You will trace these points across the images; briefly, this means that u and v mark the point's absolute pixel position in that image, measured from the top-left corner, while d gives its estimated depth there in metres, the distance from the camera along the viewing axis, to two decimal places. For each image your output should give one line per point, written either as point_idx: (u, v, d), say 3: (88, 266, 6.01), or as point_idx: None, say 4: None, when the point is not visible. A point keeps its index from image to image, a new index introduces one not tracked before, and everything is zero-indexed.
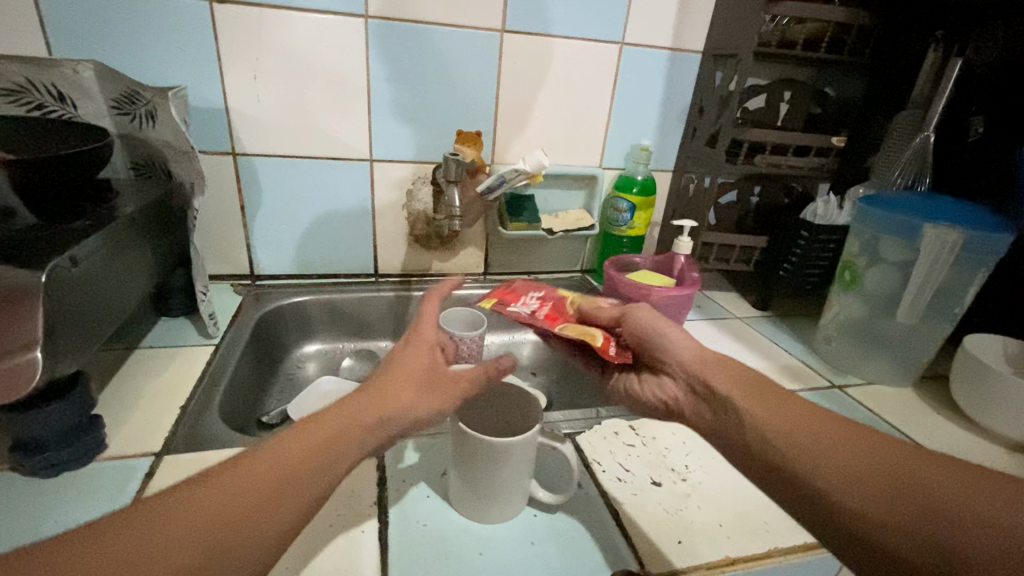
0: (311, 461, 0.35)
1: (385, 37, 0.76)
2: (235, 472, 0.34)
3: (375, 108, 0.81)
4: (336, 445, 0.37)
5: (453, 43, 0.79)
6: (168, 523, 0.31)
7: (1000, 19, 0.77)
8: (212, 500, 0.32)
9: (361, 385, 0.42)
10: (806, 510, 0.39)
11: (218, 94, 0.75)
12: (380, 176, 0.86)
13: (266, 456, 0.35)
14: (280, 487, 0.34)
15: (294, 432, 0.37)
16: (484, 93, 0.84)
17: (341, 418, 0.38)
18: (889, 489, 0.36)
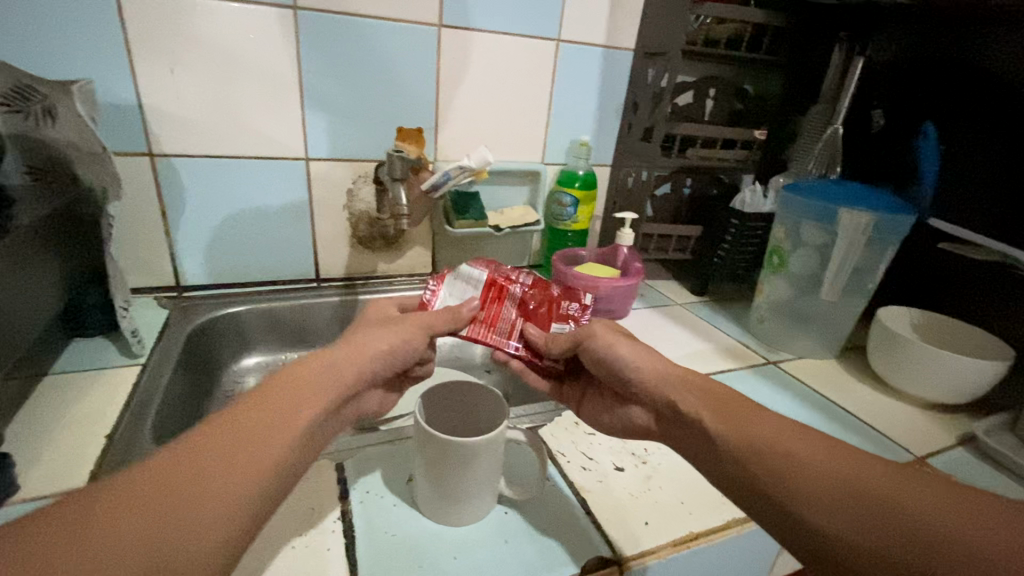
0: (256, 455, 0.34)
1: (316, 30, 0.73)
2: (149, 479, 0.31)
3: (311, 106, 0.77)
4: (274, 434, 0.36)
5: (391, 36, 0.77)
6: (98, 537, 0.28)
7: (895, 22, 0.86)
8: (144, 506, 0.30)
9: (303, 389, 0.41)
10: (762, 501, 0.40)
11: (132, 90, 0.69)
12: (318, 176, 0.82)
13: (199, 454, 0.33)
14: (222, 484, 0.32)
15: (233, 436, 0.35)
16: (424, 89, 0.82)
17: (280, 409, 0.38)
18: (855, 503, 0.35)
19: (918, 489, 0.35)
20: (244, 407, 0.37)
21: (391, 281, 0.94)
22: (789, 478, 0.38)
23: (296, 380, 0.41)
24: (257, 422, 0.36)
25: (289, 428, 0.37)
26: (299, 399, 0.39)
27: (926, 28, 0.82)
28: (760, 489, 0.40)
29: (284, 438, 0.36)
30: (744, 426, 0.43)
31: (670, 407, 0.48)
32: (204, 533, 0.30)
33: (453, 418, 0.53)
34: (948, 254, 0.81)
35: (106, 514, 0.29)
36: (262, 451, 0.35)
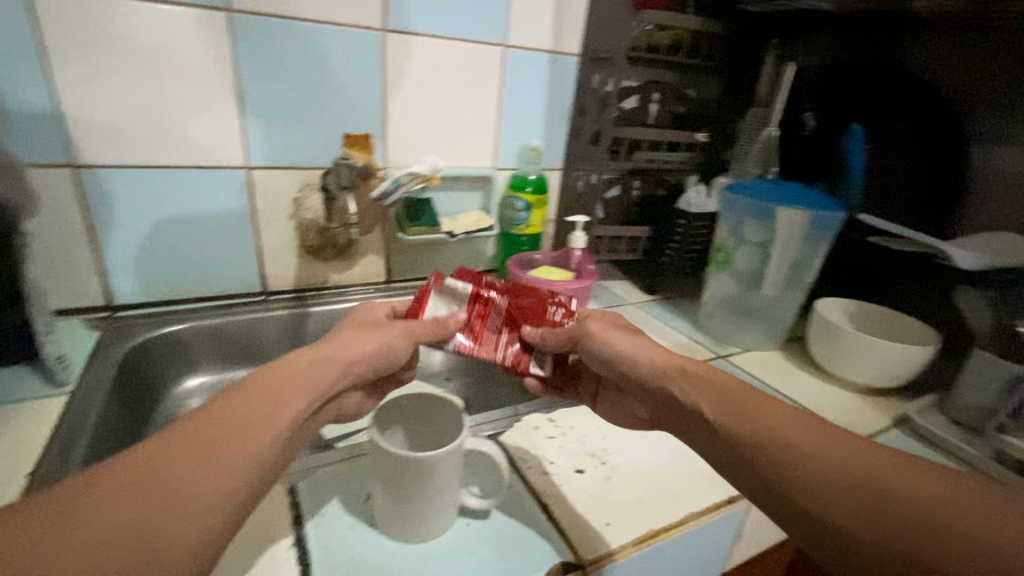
0: (226, 453, 0.34)
1: (253, 34, 0.70)
2: (130, 473, 0.31)
3: (250, 112, 0.74)
4: (249, 432, 0.36)
5: (332, 41, 0.75)
6: (65, 545, 0.27)
7: (825, 29, 0.90)
8: (115, 510, 0.29)
9: (284, 386, 0.41)
10: (760, 491, 0.40)
11: (46, 95, 0.63)
12: (260, 186, 0.79)
13: (170, 455, 0.33)
14: (198, 483, 0.32)
15: (217, 424, 0.36)
16: (369, 95, 0.80)
17: (252, 408, 0.38)
18: (853, 495, 0.35)
19: (919, 483, 0.34)
20: (213, 407, 0.37)
21: (344, 291, 0.91)
22: (786, 470, 0.38)
23: (268, 380, 0.41)
24: (240, 419, 0.37)
25: (263, 426, 0.37)
26: (271, 399, 0.39)
27: (850, 35, 0.87)
28: (760, 478, 0.39)
29: (259, 438, 0.36)
30: (746, 422, 0.42)
31: (676, 402, 0.48)
32: (178, 536, 0.30)
33: (409, 428, 0.52)
34: (877, 248, 0.87)
35: (76, 520, 0.28)
36: (236, 450, 0.35)
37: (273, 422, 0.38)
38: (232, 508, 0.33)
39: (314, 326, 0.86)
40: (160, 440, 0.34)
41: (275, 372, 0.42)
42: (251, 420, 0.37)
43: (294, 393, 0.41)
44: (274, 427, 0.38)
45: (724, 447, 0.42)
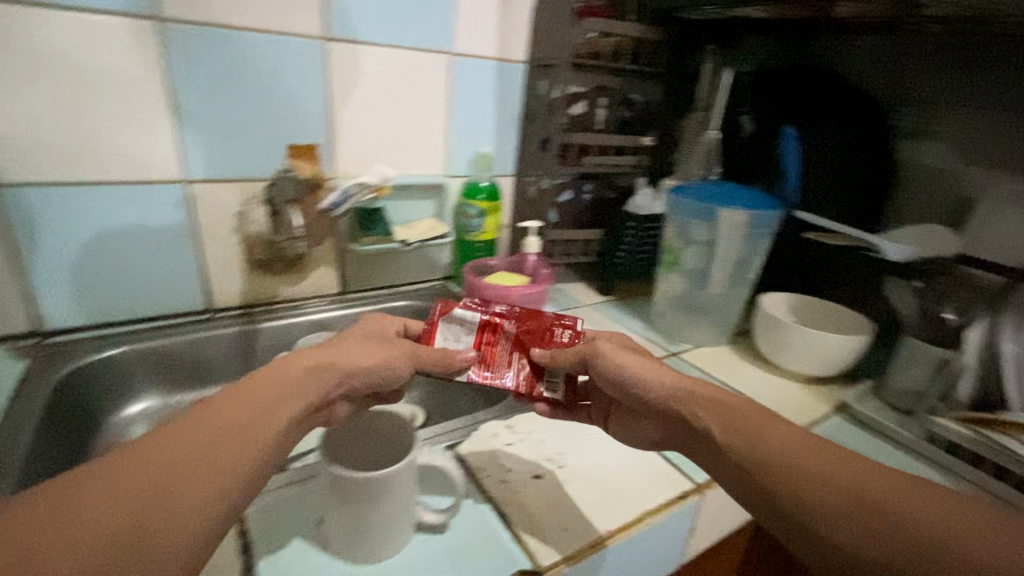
0: (217, 456, 0.33)
1: (186, 43, 0.67)
2: (120, 473, 0.30)
3: (187, 124, 0.71)
4: (247, 425, 0.35)
5: (279, 51, 0.74)
6: (57, 537, 0.26)
7: (753, 35, 1.00)
8: (111, 500, 0.28)
9: (273, 390, 0.39)
10: (757, 502, 0.41)
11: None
12: (200, 200, 0.76)
13: (166, 449, 0.32)
14: (196, 474, 0.31)
15: (205, 424, 0.34)
16: (320, 104, 0.79)
17: (248, 404, 0.37)
18: (838, 506, 0.37)
19: (901, 493, 0.37)
20: (207, 402, 0.36)
21: (296, 305, 0.89)
22: (782, 480, 0.40)
23: (260, 378, 0.40)
24: (229, 420, 0.35)
25: (260, 421, 0.36)
26: (267, 397, 0.38)
27: (783, 38, 0.96)
28: (761, 490, 0.41)
29: (255, 432, 0.35)
30: (746, 435, 0.43)
31: (686, 424, 0.47)
32: (176, 527, 0.29)
33: (362, 439, 0.52)
34: (810, 243, 0.92)
35: (66, 512, 0.27)
36: (236, 442, 0.34)
37: (269, 417, 0.37)
38: (233, 499, 0.32)
39: (265, 342, 0.83)
40: (154, 436, 0.33)
41: (268, 379, 0.40)
42: (242, 421, 0.35)
43: (286, 387, 0.40)
44: (270, 420, 0.37)
45: (727, 461, 0.43)
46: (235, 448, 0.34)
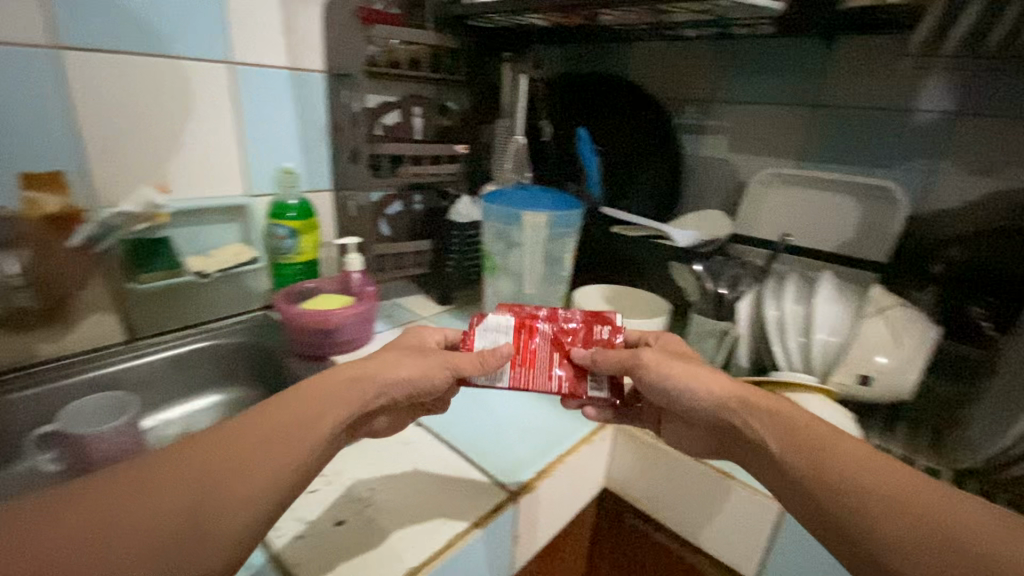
0: (275, 451, 0.32)
1: (249, 82, 0.71)
2: (210, 448, 0.31)
3: (246, 156, 0.74)
4: (290, 434, 0.34)
5: (306, 92, 0.77)
6: (137, 504, 0.27)
7: None
8: (182, 478, 0.29)
9: (357, 384, 0.40)
10: (806, 509, 0.33)
11: (35, 136, 0.57)
12: (252, 229, 0.77)
13: (227, 440, 0.32)
14: (251, 470, 0.31)
15: (261, 412, 0.35)
16: (325, 145, 0.82)
17: (299, 409, 0.35)
18: (917, 536, 0.28)
19: None
20: (272, 403, 0.35)
21: None
22: (845, 501, 0.31)
23: (339, 376, 0.39)
24: (279, 414, 0.35)
25: (307, 426, 0.35)
26: (314, 401, 0.37)
27: None
28: (803, 493, 0.33)
29: (298, 440, 0.34)
30: (815, 450, 0.34)
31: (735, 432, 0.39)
32: (221, 521, 0.29)
33: (426, 463, 0.50)
34: None
35: (147, 483, 0.28)
36: (277, 444, 0.33)
37: (316, 425, 0.35)
38: (266, 504, 0.31)
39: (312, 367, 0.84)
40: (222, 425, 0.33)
41: (653, 361, 0.42)
42: (287, 418, 0.35)
43: (358, 392, 0.39)
44: (314, 432, 0.35)
45: (777, 472, 0.35)
46: (283, 443, 0.33)
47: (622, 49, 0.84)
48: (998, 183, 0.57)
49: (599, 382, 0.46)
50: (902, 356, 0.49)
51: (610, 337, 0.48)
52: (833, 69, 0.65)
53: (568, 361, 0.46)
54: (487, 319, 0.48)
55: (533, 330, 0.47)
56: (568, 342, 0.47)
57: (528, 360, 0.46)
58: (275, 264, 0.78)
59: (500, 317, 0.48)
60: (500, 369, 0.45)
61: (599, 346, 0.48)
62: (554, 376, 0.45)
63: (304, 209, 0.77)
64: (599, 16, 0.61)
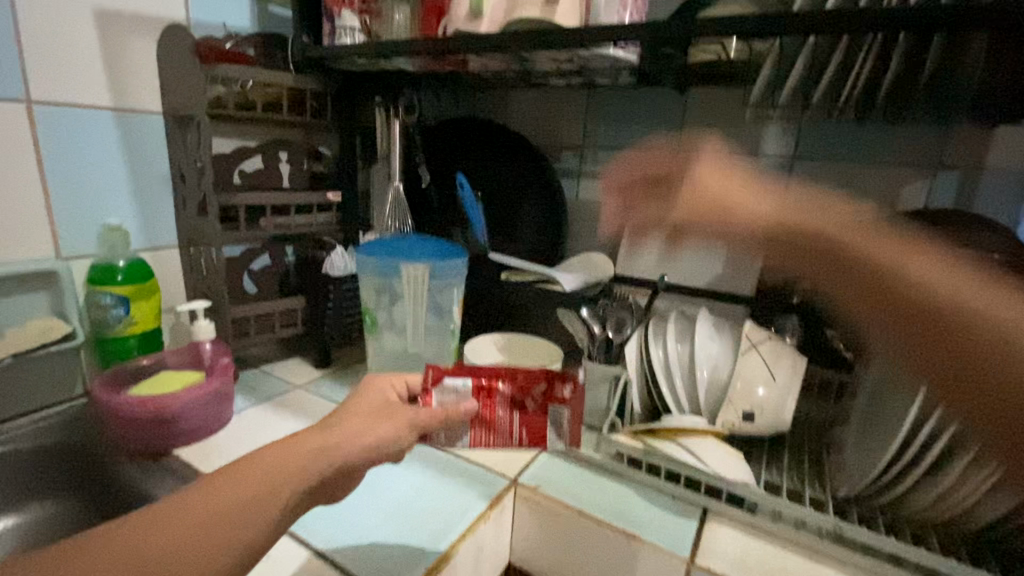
0: (235, 527, 0.28)
1: (56, 126, 0.59)
2: (160, 525, 0.27)
3: (52, 212, 0.60)
4: (240, 514, 0.29)
5: (140, 136, 0.66)
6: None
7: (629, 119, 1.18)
8: (118, 558, 0.25)
9: (321, 441, 0.35)
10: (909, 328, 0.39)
11: None
12: (65, 300, 0.62)
13: (180, 511, 0.28)
14: (196, 554, 0.27)
15: (223, 474, 0.31)
16: (167, 196, 0.71)
17: (257, 481, 0.30)
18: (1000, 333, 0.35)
19: None
20: (232, 467, 0.31)
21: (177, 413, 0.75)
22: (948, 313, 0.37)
23: (314, 440, 0.35)
24: (245, 478, 0.30)
25: (264, 506, 0.30)
26: (275, 469, 0.32)
27: None
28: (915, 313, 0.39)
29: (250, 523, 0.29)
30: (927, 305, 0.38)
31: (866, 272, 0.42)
32: None
33: (266, 565, 0.42)
34: None
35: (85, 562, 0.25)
36: (230, 526, 0.28)
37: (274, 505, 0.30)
38: None
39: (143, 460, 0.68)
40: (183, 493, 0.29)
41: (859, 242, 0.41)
42: (253, 482, 0.30)
43: (330, 461, 0.34)
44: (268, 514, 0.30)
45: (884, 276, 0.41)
46: (241, 518, 0.28)
47: (499, 97, 0.84)
48: (834, 217, 0.64)
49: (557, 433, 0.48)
50: (779, 389, 0.51)
51: (570, 395, 0.47)
52: (689, 117, 0.70)
53: (528, 419, 0.47)
54: (443, 378, 0.46)
55: (492, 390, 0.47)
56: (526, 399, 0.47)
57: (488, 419, 0.47)
58: (101, 339, 0.65)
59: (457, 378, 0.46)
60: (460, 432, 0.46)
61: (557, 405, 0.47)
62: (515, 433, 0.47)
63: (138, 271, 0.65)
64: (468, 63, 0.59)
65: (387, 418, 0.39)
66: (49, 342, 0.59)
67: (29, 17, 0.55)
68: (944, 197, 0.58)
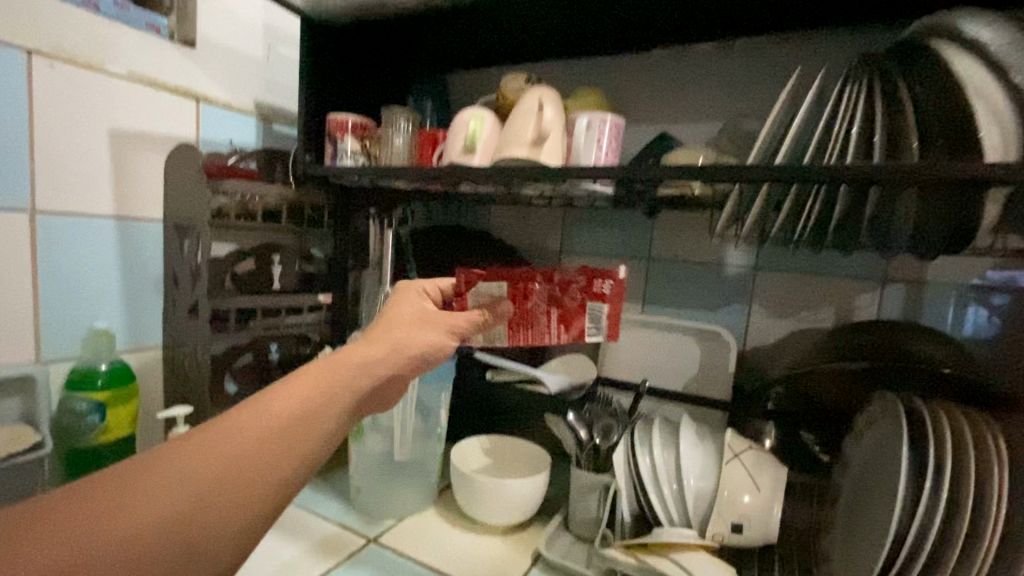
0: (296, 438, 0.30)
1: (57, 233, 0.60)
2: (230, 435, 0.29)
3: (39, 316, 0.60)
4: (301, 429, 0.31)
5: (137, 242, 0.68)
6: (124, 521, 0.24)
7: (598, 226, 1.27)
8: (195, 466, 0.27)
9: (372, 356, 0.38)
10: None
11: None
12: (38, 407, 0.59)
13: (238, 427, 0.29)
14: (258, 464, 0.28)
15: (279, 387, 0.32)
16: (155, 299, 0.71)
17: (315, 397, 0.33)
18: None
19: None
20: (286, 384, 0.33)
21: None
22: None
23: (352, 360, 0.36)
24: (300, 391, 0.32)
25: (306, 430, 0.31)
26: (328, 385, 0.34)
27: None
28: None
29: (294, 451, 0.30)
30: None
31: None
32: (232, 522, 0.27)
33: None
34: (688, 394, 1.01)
35: (158, 478, 0.26)
36: (276, 454, 0.29)
37: (316, 426, 0.32)
38: (276, 502, 0.29)
39: None
40: (224, 421, 0.30)
41: None
42: (308, 393, 0.32)
43: (365, 381, 0.36)
44: (325, 426, 0.32)
45: None
46: (303, 428, 0.31)
47: (481, 208, 0.91)
48: (797, 323, 0.68)
49: (596, 328, 0.46)
50: (762, 497, 0.52)
51: (609, 291, 0.46)
52: (657, 230, 0.77)
53: (565, 316, 0.46)
54: (476, 282, 0.45)
55: (528, 291, 0.46)
56: (563, 296, 0.46)
57: (524, 316, 0.46)
58: (74, 446, 0.62)
59: (491, 282, 0.46)
60: (496, 330, 0.46)
61: (597, 302, 0.46)
62: (552, 330, 0.46)
63: (119, 374, 0.64)
64: (459, 185, 0.65)
65: (425, 327, 0.43)
66: (19, 451, 0.55)
67: (49, 135, 0.59)
68: (893, 307, 0.64)
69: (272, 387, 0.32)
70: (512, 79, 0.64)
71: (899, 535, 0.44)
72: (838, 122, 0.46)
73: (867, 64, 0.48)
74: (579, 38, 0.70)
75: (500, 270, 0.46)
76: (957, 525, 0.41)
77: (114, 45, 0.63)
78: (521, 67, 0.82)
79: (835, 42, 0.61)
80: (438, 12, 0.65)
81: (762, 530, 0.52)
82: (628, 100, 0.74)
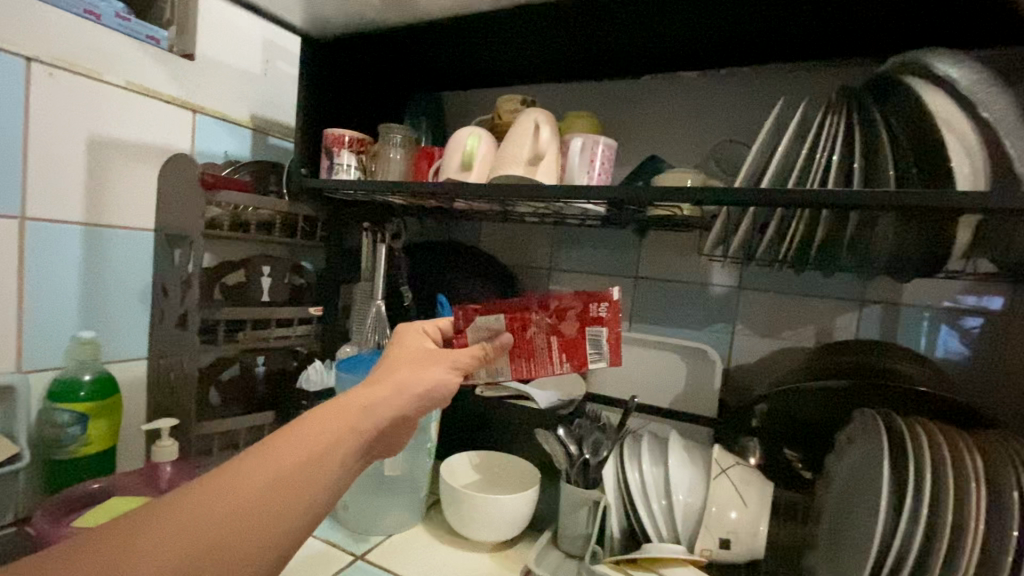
0: (303, 487, 0.30)
1: (44, 240, 0.60)
2: (241, 479, 0.29)
3: (21, 323, 0.59)
4: (308, 476, 0.31)
5: (125, 250, 0.68)
6: None
7: None
8: (205, 511, 0.27)
9: (376, 391, 0.38)
10: None
11: None
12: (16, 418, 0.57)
13: (250, 471, 0.30)
14: (264, 512, 0.29)
15: (291, 428, 0.33)
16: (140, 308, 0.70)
17: (325, 440, 0.33)
18: None
19: None
20: (298, 427, 0.33)
21: None
22: None
23: (360, 399, 0.36)
24: (310, 434, 0.33)
25: (302, 488, 0.30)
26: (338, 426, 0.34)
27: None
28: None
29: (280, 513, 0.29)
30: None
31: None
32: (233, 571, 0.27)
33: None
34: None
35: (168, 522, 0.26)
36: (280, 503, 0.29)
37: (324, 472, 0.32)
38: (277, 550, 0.29)
39: None
40: (236, 462, 0.30)
41: None
42: (317, 436, 0.33)
43: (374, 422, 0.36)
44: (332, 472, 0.32)
45: None
46: (310, 474, 0.31)
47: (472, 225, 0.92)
48: (781, 341, 0.70)
49: (599, 354, 0.47)
50: (750, 513, 0.53)
51: (606, 314, 0.46)
52: (645, 249, 0.78)
53: (566, 345, 0.47)
54: (473, 317, 0.48)
55: (525, 321, 0.47)
56: (561, 325, 0.47)
57: (525, 349, 0.47)
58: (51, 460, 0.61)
59: (488, 316, 0.48)
60: (498, 364, 0.47)
61: (596, 326, 0.47)
62: (554, 358, 0.47)
63: (102, 386, 0.63)
64: (453, 202, 0.67)
65: (430, 365, 0.43)
66: None
67: (43, 142, 0.58)
68: (871, 328, 0.66)
69: (284, 429, 0.33)
70: (508, 101, 0.66)
71: (883, 546, 0.45)
72: (821, 149, 0.48)
73: (845, 96, 0.50)
74: (570, 63, 0.73)
75: (493, 304, 0.48)
76: (938, 537, 0.43)
77: (112, 55, 0.64)
78: (513, 89, 0.84)
79: (812, 74, 0.64)
80: (438, 33, 0.67)
81: (750, 543, 0.52)
82: (619, 123, 0.76)
